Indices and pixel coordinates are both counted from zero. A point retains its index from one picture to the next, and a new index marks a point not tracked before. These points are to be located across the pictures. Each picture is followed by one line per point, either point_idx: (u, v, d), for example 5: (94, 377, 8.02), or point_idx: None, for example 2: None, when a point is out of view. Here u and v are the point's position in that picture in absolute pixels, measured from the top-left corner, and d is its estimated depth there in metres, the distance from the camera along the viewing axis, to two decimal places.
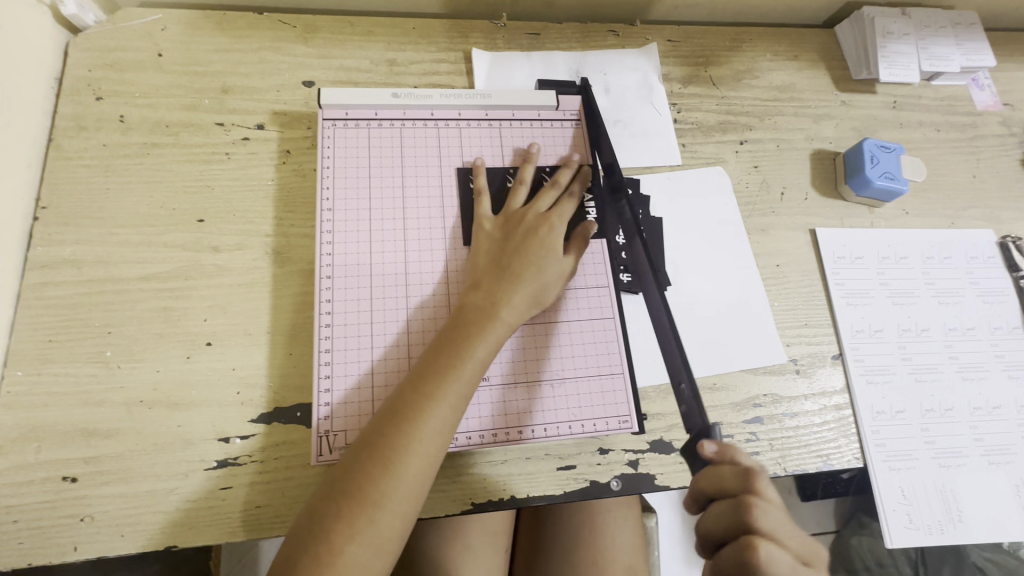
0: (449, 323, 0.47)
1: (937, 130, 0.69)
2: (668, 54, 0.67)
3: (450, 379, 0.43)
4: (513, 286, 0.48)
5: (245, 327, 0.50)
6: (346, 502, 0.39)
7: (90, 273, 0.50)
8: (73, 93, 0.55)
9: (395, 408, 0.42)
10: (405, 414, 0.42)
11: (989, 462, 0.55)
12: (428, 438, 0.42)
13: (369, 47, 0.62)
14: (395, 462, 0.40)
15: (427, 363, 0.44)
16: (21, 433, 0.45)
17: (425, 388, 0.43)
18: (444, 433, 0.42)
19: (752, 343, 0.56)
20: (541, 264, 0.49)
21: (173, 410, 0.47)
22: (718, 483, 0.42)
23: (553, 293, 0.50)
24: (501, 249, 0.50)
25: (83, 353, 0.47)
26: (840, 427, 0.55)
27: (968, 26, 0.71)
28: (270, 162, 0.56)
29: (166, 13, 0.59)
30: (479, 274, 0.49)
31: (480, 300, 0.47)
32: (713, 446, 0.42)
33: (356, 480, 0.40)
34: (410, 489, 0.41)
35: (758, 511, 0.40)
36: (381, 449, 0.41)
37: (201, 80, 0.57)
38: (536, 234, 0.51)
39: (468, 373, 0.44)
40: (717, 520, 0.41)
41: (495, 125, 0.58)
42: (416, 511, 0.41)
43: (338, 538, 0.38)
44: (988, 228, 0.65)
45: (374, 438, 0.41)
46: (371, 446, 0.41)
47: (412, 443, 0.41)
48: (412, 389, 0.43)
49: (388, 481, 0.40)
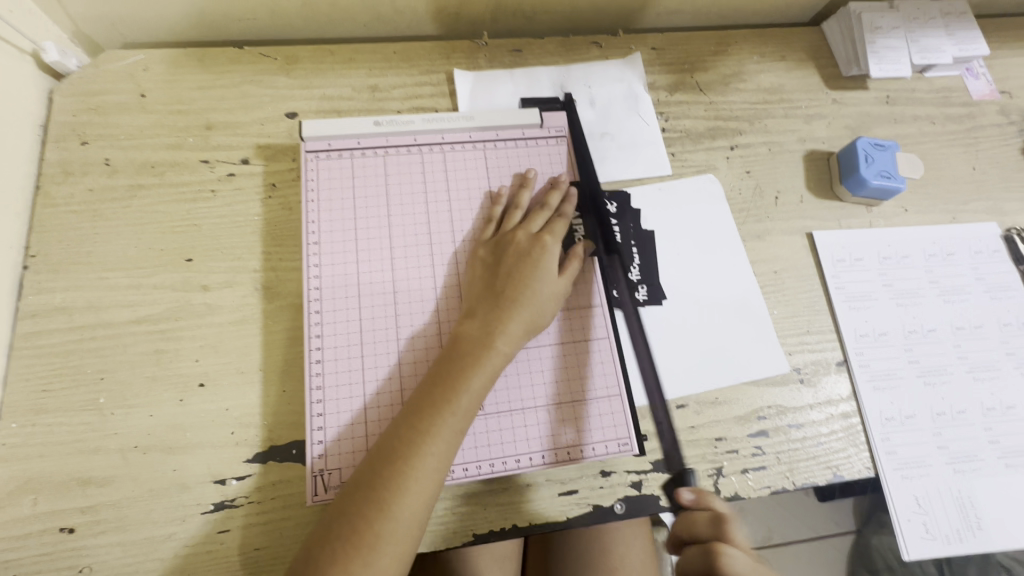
0: (444, 353, 0.46)
1: (932, 124, 0.68)
2: (652, 62, 0.67)
3: (446, 412, 0.43)
4: (509, 312, 0.47)
5: (237, 365, 0.50)
6: (343, 545, 0.38)
7: (81, 319, 0.50)
8: (59, 139, 0.55)
9: (392, 446, 0.41)
10: (401, 453, 0.41)
11: (1005, 465, 0.53)
12: (426, 473, 0.41)
13: (351, 75, 0.61)
14: (392, 502, 0.40)
15: (422, 397, 0.43)
16: (17, 485, 0.44)
17: (421, 425, 0.42)
18: (441, 468, 0.42)
19: (755, 353, 0.55)
20: (538, 288, 0.49)
21: (168, 454, 0.46)
22: (692, 529, 0.47)
23: (548, 317, 0.49)
24: (496, 276, 0.50)
25: (76, 401, 0.47)
26: (849, 437, 0.53)
27: (960, 16, 0.69)
28: (256, 197, 0.55)
29: (148, 53, 0.59)
30: (474, 302, 0.49)
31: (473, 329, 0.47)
32: (690, 493, 0.48)
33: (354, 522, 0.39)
34: (409, 527, 0.40)
35: (724, 556, 0.45)
36: (379, 489, 0.40)
37: (184, 119, 0.57)
38: (530, 258, 0.50)
39: (465, 405, 0.43)
40: (690, 565, 0.46)
41: (480, 147, 0.58)
42: (415, 550, 0.41)
43: None
44: (991, 221, 0.64)
45: (370, 478, 0.40)
46: (368, 486, 0.40)
47: (410, 481, 0.40)
48: (408, 424, 0.42)
49: (385, 522, 0.39)
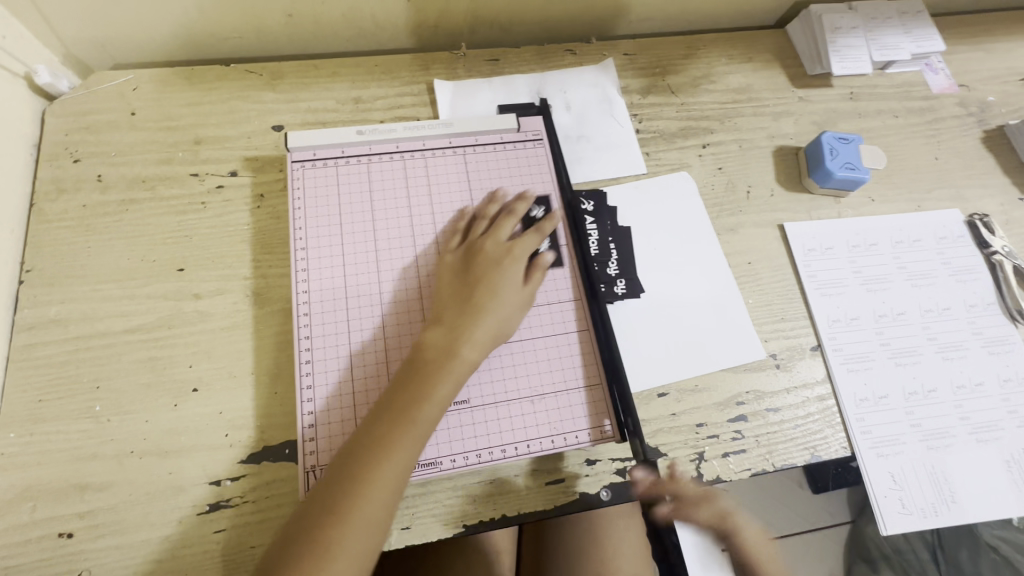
0: (411, 363, 0.47)
1: (895, 117, 0.71)
2: (625, 67, 0.69)
3: (410, 421, 0.44)
4: (475, 320, 0.49)
5: (230, 370, 0.51)
6: (300, 552, 0.39)
7: (76, 330, 0.51)
8: (51, 157, 0.57)
9: (356, 455, 0.43)
10: (364, 461, 0.42)
11: (976, 440, 0.55)
12: (383, 489, 0.42)
13: (335, 88, 0.64)
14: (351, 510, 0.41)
15: (387, 408, 0.45)
16: (16, 493, 0.46)
17: (385, 434, 0.43)
18: (402, 476, 0.43)
19: (732, 341, 0.57)
20: (502, 295, 0.50)
21: (164, 457, 0.48)
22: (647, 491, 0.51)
23: (515, 324, 0.51)
24: (462, 285, 0.51)
25: (73, 410, 0.48)
26: (825, 418, 0.55)
27: (916, 15, 0.73)
28: (245, 208, 0.57)
29: (137, 73, 0.62)
30: (441, 311, 0.50)
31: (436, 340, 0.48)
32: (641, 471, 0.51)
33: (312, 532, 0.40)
34: (367, 535, 0.41)
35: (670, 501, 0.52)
36: (340, 497, 0.41)
37: (174, 134, 0.59)
38: (496, 267, 0.52)
39: (429, 413, 0.45)
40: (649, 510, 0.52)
41: (460, 152, 0.60)
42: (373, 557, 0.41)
43: None
44: (955, 208, 0.66)
45: (330, 488, 0.41)
46: (328, 495, 0.41)
47: (370, 488, 0.42)
48: (372, 434, 0.43)
49: (343, 529, 0.40)
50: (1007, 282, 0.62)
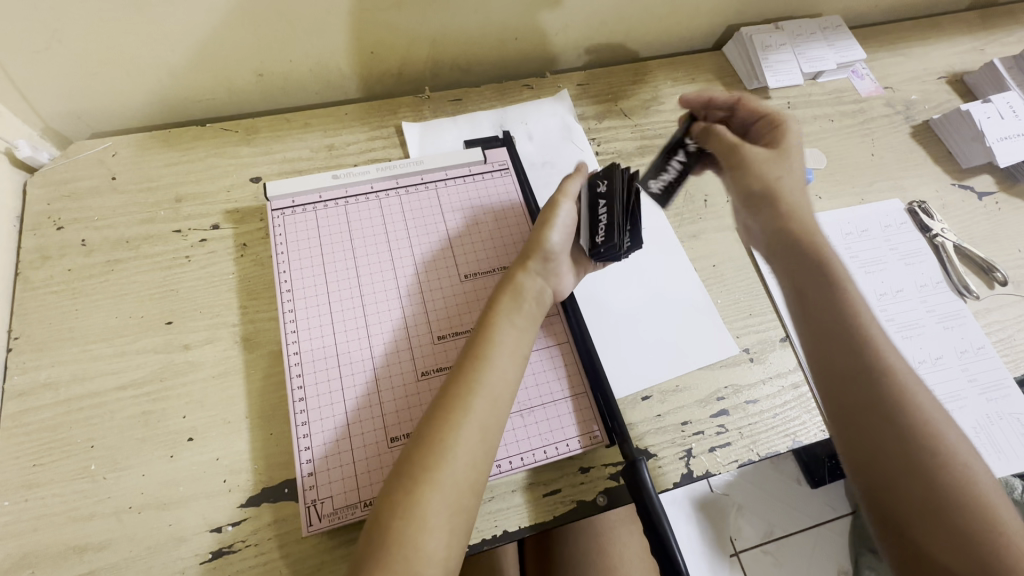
0: (473, 337, 0.50)
1: (831, 121, 0.77)
2: (579, 96, 0.74)
3: (463, 404, 0.45)
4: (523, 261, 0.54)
5: (224, 416, 0.52)
6: (379, 550, 0.39)
7: (67, 392, 0.52)
8: (35, 227, 0.59)
9: (426, 439, 0.44)
10: (430, 441, 0.43)
11: (943, 410, 0.59)
12: (494, 378, 0.47)
13: (308, 137, 0.67)
14: (422, 502, 0.41)
15: (450, 385, 0.46)
16: (13, 562, 0.45)
17: (442, 419, 0.44)
18: (465, 469, 0.43)
19: (706, 340, 0.60)
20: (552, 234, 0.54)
21: (163, 509, 0.48)
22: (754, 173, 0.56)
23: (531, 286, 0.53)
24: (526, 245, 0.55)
25: (67, 472, 0.49)
26: (801, 404, 0.58)
27: (836, 29, 0.80)
28: (229, 258, 0.59)
29: (115, 140, 0.64)
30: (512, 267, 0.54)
31: (521, 348, 0.50)
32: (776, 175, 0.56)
33: (385, 514, 0.41)
34: (448, 517, 0.41)
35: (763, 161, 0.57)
36: (410, 473, 0.42)
37: (154, 195, 0.62)
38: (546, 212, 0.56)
39: (481, 405, 0.45)
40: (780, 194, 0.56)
41: (432, 187, 0.63)
42: (458, 553, 0.41)
43: (390, 559, 0.39)
44: (896, 198, 0.72)
45: (406, 465, 0.43)
46: (403, 475, 0.42)
47: (437, 473, 0.42)
48: (437, 419, 0.44)
49: (418, 514, 0.41)
50: (950, 260, 0.67)
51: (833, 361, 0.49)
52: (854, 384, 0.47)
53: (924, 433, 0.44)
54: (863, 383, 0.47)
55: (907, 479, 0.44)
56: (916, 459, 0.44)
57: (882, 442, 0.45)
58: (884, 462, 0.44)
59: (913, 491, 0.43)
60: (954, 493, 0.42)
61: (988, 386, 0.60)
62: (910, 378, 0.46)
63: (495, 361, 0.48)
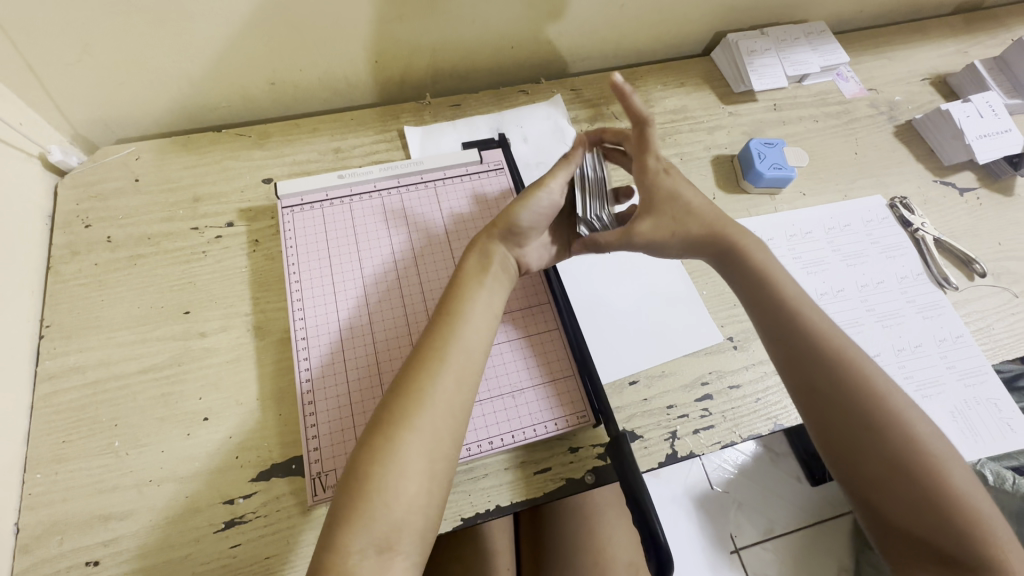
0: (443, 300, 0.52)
1: (816, 121, 0.80)
2: (572, 101, 0.78)
3: (440, 359, 0.48)
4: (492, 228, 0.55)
5: (237, 398, 0.56)
6: (358, 488, 0.43)
7: (94, 374, 0.56)
8: (65, 225, 0.63)
9: (404, 389, 0.47)
10: (408, 391, 0.47)
11: (921, 395, 0.61)
12: (467, 336, 0.50)
13: (316, 141, 0.72)
14: (398, 445, 0.44)
15: (426, 343, 0.49)
16: (45, 528, 0.49)
17: (419, 371, 0.48)
18: (439, 417, 0.46)
19: (691, 329, 0.63)
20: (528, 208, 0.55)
21: (180, 482, 0.52)
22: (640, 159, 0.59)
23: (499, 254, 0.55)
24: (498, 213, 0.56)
25: (94, 447, 0.53)
26: (783, 389, 0.61)
27: (820, 34, 0.84)
28: (242, 253, 0.64)
29: (139, 145, 0.69)
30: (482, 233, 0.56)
31: (492, 311, 0.53)
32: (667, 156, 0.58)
33: (366, 457, 0.44)
34: (423, 462, 0.44)
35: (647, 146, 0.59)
36: (388, 420, 0.45)
37: (174, 195, 0.66)
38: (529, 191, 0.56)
39: (458, 360, 0.49)
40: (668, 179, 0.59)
41: (431, 185, 0.67)
42: (433, 495, 0.45)
43: (370, 495, 0.42)
44: (878, 195, 0.75)
45: (384, 413, 0.46)
46: (381, 422, 0.45)
47: (415, 420, 0.45)
48: (414, 372, 0.48)
49: (393, 455, 0.44)
50: (930, 253, 0.69)
51: (790, 350, 0.54)
52: (806, 367, 0.52)
53: (883, 405, 0.50)
54: (818, 363, 0.52)
55: (861, 451, 0.49)
56: (881, 427, 0.49)
57: (838, 418, 0.50)
58: (842, 436, 0.50)
59: (865, 461, 0.49)
60: (906, 459, 0.48)
61: (966, 373, 0.63)
62: (857, 358, 0.52)
63: (469, 319, 0.51)
